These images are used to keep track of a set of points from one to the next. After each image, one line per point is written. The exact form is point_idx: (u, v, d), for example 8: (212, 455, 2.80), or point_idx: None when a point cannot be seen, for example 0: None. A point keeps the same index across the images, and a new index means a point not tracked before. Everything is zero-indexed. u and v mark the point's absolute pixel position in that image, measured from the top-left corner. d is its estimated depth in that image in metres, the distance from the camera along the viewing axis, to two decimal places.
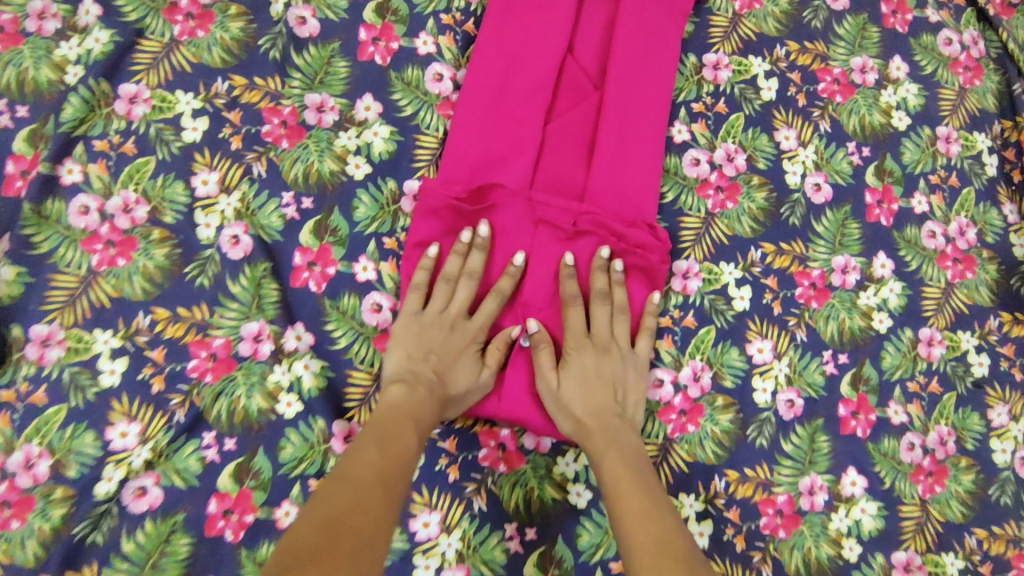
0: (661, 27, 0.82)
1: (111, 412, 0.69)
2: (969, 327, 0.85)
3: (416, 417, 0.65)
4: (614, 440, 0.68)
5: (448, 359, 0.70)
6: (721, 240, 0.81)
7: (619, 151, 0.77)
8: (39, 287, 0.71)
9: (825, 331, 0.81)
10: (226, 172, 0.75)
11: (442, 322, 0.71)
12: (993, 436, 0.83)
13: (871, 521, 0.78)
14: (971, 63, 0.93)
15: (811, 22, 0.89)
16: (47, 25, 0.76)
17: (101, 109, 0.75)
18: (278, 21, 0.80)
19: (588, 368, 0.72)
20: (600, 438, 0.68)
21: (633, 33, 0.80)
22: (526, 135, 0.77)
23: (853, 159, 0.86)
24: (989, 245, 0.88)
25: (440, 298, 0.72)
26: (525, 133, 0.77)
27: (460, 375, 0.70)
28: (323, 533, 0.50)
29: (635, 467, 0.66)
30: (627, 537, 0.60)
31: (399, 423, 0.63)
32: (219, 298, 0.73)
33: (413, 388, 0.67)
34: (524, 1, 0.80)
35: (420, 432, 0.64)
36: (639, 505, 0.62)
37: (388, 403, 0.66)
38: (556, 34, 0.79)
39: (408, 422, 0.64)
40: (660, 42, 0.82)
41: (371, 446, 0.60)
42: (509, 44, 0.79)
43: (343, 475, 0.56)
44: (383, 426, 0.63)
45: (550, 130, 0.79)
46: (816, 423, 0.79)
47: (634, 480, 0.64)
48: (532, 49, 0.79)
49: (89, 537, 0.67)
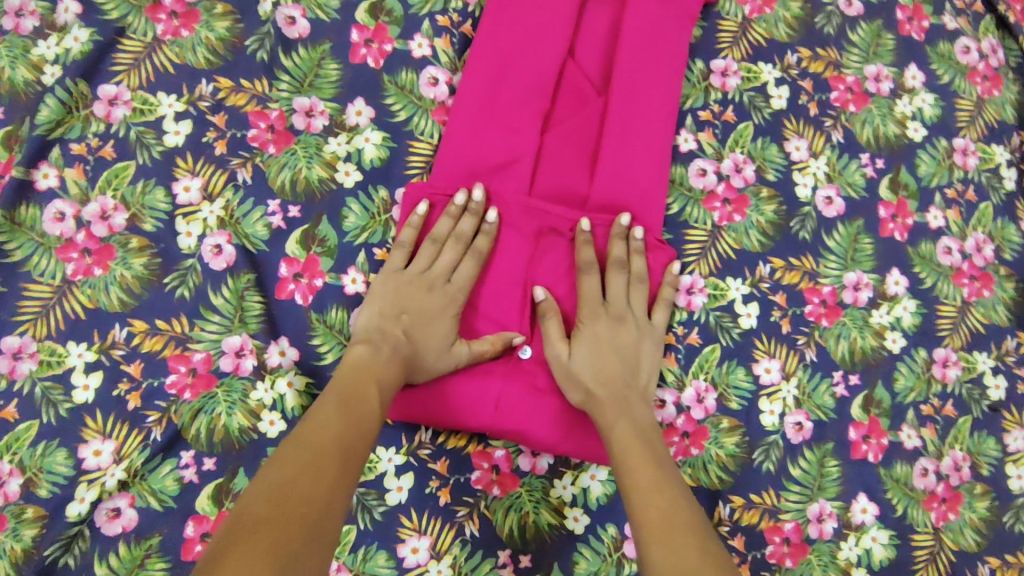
0: (668, 30, 0.78)
1: (84, 430, 0.66)
2: (985, 347, 0.81)
3: (380, 385, 0.60)
4: (626, 410, 0.64)
5: (420, 321, 0.66)
6: (728, 255, 0.77)
7: (625, 156, 0.74)
8: (11, 297, 0.67)
9: (836, 351, 0.77)
10: (210, 177, 0.72)
11: (423, 284, 0.68)
12: (1010, 461, 0.79)
13: (882, 550, 0.74)
14: (989, 72, 0.89)
15: (824, 28, 0.85)
16: (24, 23, 0.73)
17: (79, 111, 0.72)
18: (266, 22, 0.76)
19: (602, 337, 0.68)
20: (611, 408, 0.64)
21: (638, 36, 0.76)
22: (524, 141, 0.73)
23: (866, 171, 0.82)
24: (1006, 262, 0.84)
25: (424, 261, 0.69)
26: (524, 140, 0.73)
27: (429, 337, 0.65)
28: (276, 500, 0.45)
29: (646, 438, 0.62)
30: (639, 501, 0.56)
31: (363, 385, 0.59)
32: (200, 310, 0.69)
33: (376, 347, 0.63)
34: (522, 3, 0.76)
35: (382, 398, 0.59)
36: (647, 477, 0.57)
37: (351, 360, 0.61)
38: (557, 37, 0.76)
39: (372, 388, 0.59)
40: (667, 46, 0.78)
41: (330, 408, 0.55)
42: (507, 46, 0.75)
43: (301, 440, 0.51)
44: (348, 390, 0.58)
45: (550, 135, 0.75)
46: (826, 447, 0.75)
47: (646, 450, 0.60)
48: (531, 53, 0.75)
49: (60, 561, 0.63)
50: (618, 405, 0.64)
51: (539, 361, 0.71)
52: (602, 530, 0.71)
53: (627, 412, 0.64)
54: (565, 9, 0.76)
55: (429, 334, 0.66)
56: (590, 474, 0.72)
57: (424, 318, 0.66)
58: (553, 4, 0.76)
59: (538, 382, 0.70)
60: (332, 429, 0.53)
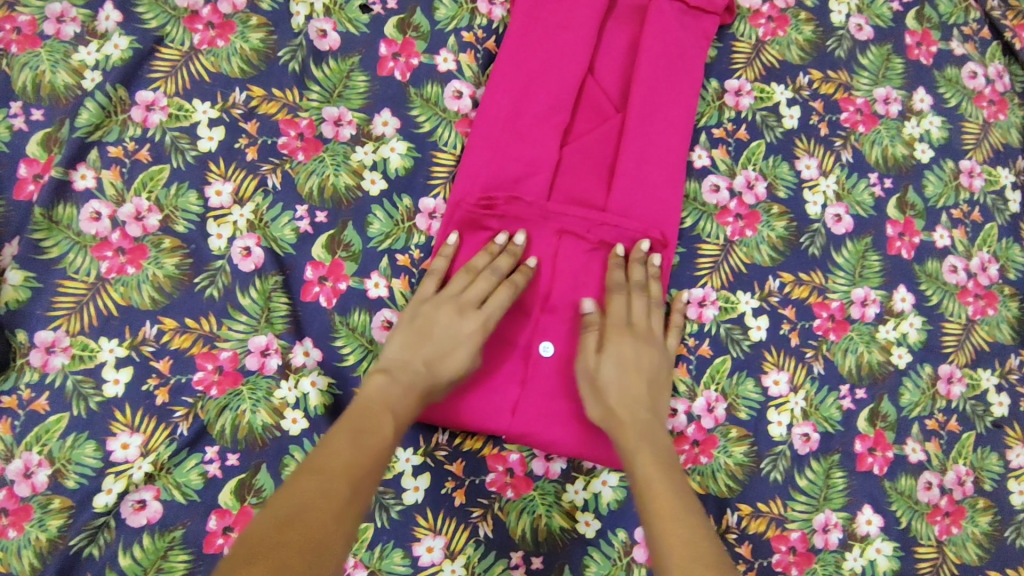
0: (685, 48, 0.81)
1: (113, 423, 0.68)
2: (989, 365, 0.83)
3: (395, 411, 0.61)
4: (648, 436, 0.63)
5: (440, 350, 0.66)
6: (739, 268, 0.80)
7: (640, 164, 0.76)
8: (47, 292, 0.70)
9: (843, 364, 0.79)
10: (241, 182, 0.75)
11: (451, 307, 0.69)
12: (1011, 477, 0.81)
13: (886, 561, 0.76)
14: (995, 97, 0.91)
15: (835, 51, 0.87)
16: (65, 29, 0.76)
17: (117, 116, 0.75)
18: (298, 34, 0.79)
19: (627, 356, 0.68)
20: (633, 428, 0.64)
21: (657, 57, 0.79)
22: (543, 155, 0.76)
23: (874, 190, 0.84)
24: (1010, 282, 0.86)
25: (457, 284, 0.70)
26: (541, 153, 0.76)
27: (450, 365, 0.66)
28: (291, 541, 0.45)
29: (670, 472, 0.60)
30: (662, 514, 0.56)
31: (379, 415, 0.59)
32: (228, 310, 0.72)
33: (396, 377, 0.63)
34: (545, 21, 0.79)
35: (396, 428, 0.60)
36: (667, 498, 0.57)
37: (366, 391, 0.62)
38: (578, 54, 0.78)
39: (387, 416, 0.60)
40: (684, 67, 0.81)
41: (344, 440, 0.55)
42: (530, 63, 0.78)
43: (306, 473, 0.52)
44: (358, 418, 0.58)
45: (570, 147, 0.78)
46: (833, 458, 0.77)
47: (671, 484, 0.58)
48: (553, 69, 0.78)
49: (86, 551, 0.65)
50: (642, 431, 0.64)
51: (559, 362, 0.72)
52: (613, 534, 0.72)
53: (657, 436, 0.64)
54: (587, 28, 0.79)
55: (450, 349, 0.67)
56: (601, 480, 0.74)
57: (441, 338, 0.67)
58: (575, 24, 0.79)
59: (553, 386, 0.72)
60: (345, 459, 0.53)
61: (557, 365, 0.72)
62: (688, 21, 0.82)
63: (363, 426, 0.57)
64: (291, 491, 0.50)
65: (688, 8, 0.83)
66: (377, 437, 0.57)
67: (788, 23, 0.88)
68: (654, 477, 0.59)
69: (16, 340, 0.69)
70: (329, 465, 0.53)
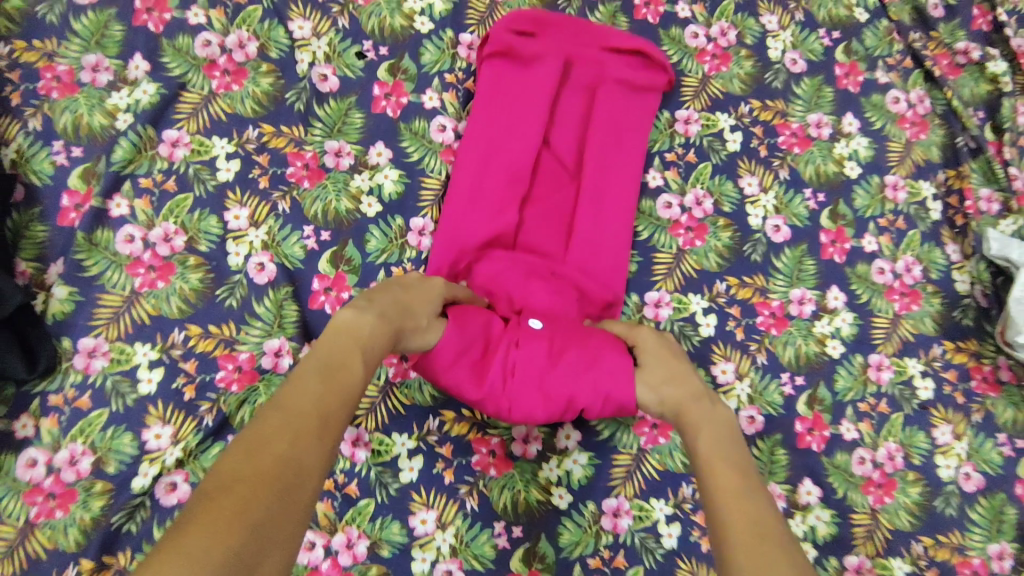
0: (630, 118, 0.94)
1: (147, 416, 0.79)
2: (915, 354, 0.95)
3: (365, 348, 0.60)
4: (707, 413, 0.70)
5: (408, 292, 0.72)
6: (690, 274, 0.91)
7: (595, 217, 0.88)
8: (88, 305, 0.81)
9: (783, 355, 0.91)
10: (255, 208, 0.86)
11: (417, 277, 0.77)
12: (938, 453, 0.92)
13: (825, 527, 0.87)
14: (916, 119, 1.03)
15: (772, 83, 1.00)
16: (100, 77, 0.87)
17: (147, 152, 0.86)
18: (303, 78, 0.91)
19: (661, 348, 0.79)
20: (693, 404, 0.71)
21: (605, 131, 0.92)
22: (509, 215, 0.87)
23: (809, 204, 0.96)
24: (933, 281, 0.98)
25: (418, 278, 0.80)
26: (507, 213, 0.87)
27: (416, 305, 0.71)
28: (254, 470, 0.47)
29: (727, 444, 0.66)
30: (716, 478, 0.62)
31: (348, 355, 0.59)
32: (246, 317, 0.83)
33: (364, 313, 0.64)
34: (503, 98, 0.91)
35: (368, 365, 0.60)
36: (726, 469, 0.63)
37: (337, 324, 0.62)
38: (535, 128, 0.90)
39: (357, 358, 0.59)
40: (630, 135, 0.93)
41: (307, 414, 0.52)
42: (493, 135, 0.90)
43: (276, 410, 0.52)
44: (326, 356, 0.58)
45: (530, 211, 0.90)
46: (775, 438, 0.88)
47: (727, 454, 0.65)
48: (514, 140, 0.90)
49: (125, 526, 0.76)
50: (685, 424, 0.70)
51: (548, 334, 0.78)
52: (583, 506, 0.83)
53: (712, 410, 0.71)
54: (540, 107, 0.91)
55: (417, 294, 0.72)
56: (573, 459, 0.85)
57: (410, 287, 0.73)
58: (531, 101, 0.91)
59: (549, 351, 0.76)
60: (314, 395, 0.53)
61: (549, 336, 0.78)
62: (633, 94, 0.95)
63: (334, 382, 0.56)
64: (260, 427, 0.50)
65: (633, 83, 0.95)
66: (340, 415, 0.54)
67: (730, 60, 1.00)
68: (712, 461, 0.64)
69: (61, 347, 0.80)
70: (298, 403, 0.52)
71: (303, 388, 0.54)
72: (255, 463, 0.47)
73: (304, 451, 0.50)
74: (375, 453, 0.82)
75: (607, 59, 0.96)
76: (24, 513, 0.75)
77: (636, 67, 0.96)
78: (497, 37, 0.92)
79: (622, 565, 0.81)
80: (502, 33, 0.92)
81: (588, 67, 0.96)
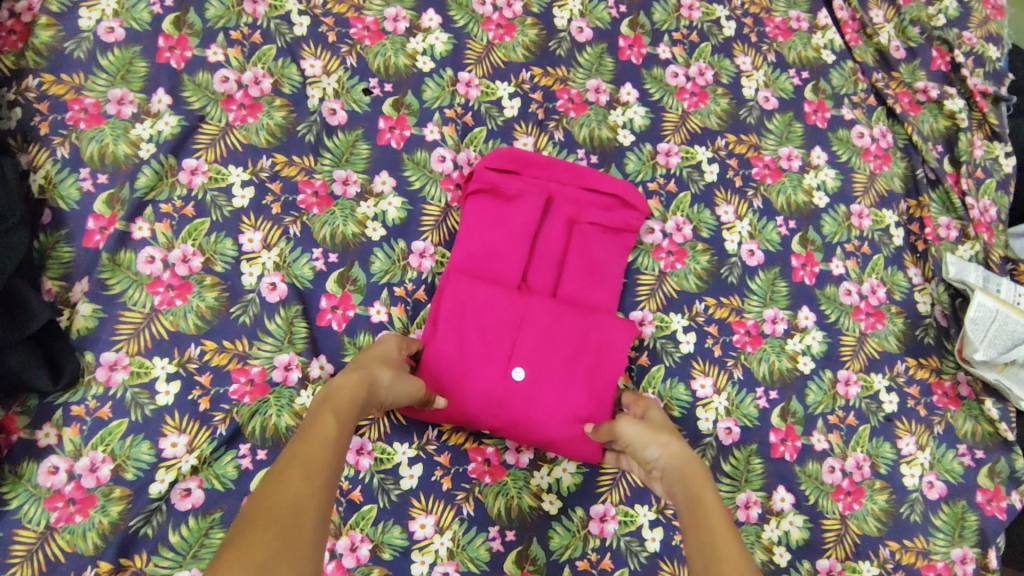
0: (605, 276, 0.95)
1: (164, 426, 0.84)
2: (880, 370, 1.02)
3: (335, 409, 0.66)
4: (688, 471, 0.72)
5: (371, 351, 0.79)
6: (672, 294, 0.98)
7: (564, 327, 0.90)
8: (110, 320, 0.86)
9: (758, 371, 0.97)
10: (268, 232, 0.92)
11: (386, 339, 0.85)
12: (903, 462, 0.98)
13: (798, 531, 0.92)
14: (880, 152, 1.12)
15: (747, 119, 1.08)
16: (125, 109, 0.93)
17: (167, 179, 0.92)
18: (314, 112, 0.98)
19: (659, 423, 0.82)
20: (681, 461, 0.74)
21: (580, 266, 0.96)
22: (489, 341, 0.89)
23: (781, 230, 1.04)
24: (896, 302, 1.05)
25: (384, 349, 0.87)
26: (488, 338, 0.89)
27: (380, 358, 0.78)
28: (257, 517, 0.52)
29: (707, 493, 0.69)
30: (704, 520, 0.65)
31: (320, 415, 0.65)
32: (258, 333, 0.89)
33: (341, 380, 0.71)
34: (484, 219, 0.94)
35: (342, 419, 0.65)
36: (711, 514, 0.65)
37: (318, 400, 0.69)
38: (514, 263, 0.94)
39: (328, 415, 0.65)
40: (608, 273, 0.95)
41: (293, 473, 0.56)
42: (476, 284, 0.89)
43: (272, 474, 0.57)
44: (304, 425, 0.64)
45: (509, 333, 0.89)
46: (751, 448, 0.95)
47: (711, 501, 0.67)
48: (496, 268, 0.94)
49: (142, 530, 0.80)
50: (680, 480, 0.72)
51: (536, 373, 0.88)
52: (572, 511, 0.89)
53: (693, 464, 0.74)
54: (521, 240, 0.94)
55: (379, 352, 0.79)
56: (562, 467, 0.92)
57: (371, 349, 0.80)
58: (512, 226, 0.94)
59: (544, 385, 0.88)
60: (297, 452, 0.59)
61: (537, 375, 0.88)
62: (610, 233, 0.97)
63: (309, 441, 0.61)
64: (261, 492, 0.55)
65: (609, 228, 0.97)
66: (324, 466, 0.59)
67: (708, 97, 1.09)
68: (711, 511, 0.66)
69: (84, 360, 0.85)
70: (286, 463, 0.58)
71: (292, 451, 0.60)
72: (262, 514, 0.52)
73: (294, 494, 0.55)
74: (378, 461, 0.87)
75: (585, 197, 0.98)
76: (44, 518, 0.79)
77: (612, 210, 0.98)
78: (483, 177, 0.95)
79: (608, 567, 0.87)
80: (486, 172, 0.95)
81: (567, 205, 0.97)
